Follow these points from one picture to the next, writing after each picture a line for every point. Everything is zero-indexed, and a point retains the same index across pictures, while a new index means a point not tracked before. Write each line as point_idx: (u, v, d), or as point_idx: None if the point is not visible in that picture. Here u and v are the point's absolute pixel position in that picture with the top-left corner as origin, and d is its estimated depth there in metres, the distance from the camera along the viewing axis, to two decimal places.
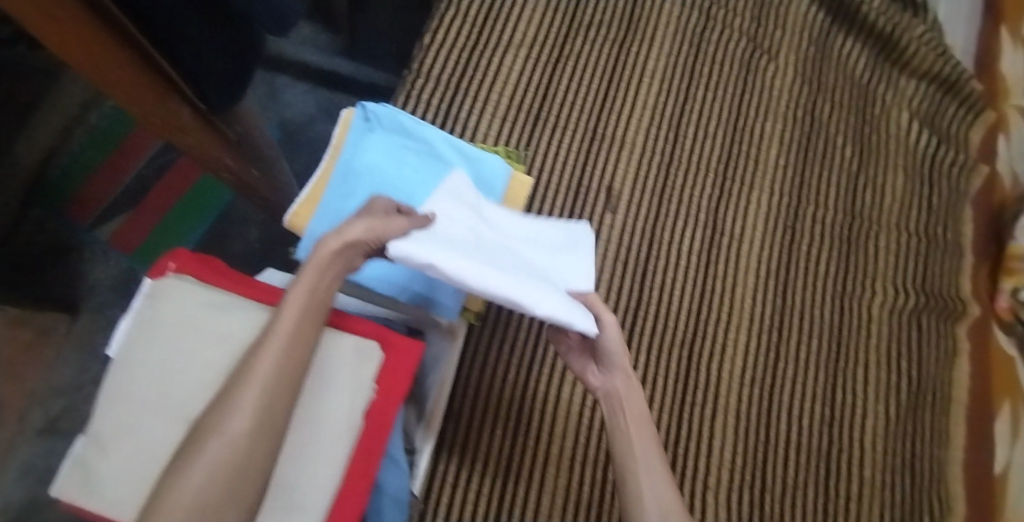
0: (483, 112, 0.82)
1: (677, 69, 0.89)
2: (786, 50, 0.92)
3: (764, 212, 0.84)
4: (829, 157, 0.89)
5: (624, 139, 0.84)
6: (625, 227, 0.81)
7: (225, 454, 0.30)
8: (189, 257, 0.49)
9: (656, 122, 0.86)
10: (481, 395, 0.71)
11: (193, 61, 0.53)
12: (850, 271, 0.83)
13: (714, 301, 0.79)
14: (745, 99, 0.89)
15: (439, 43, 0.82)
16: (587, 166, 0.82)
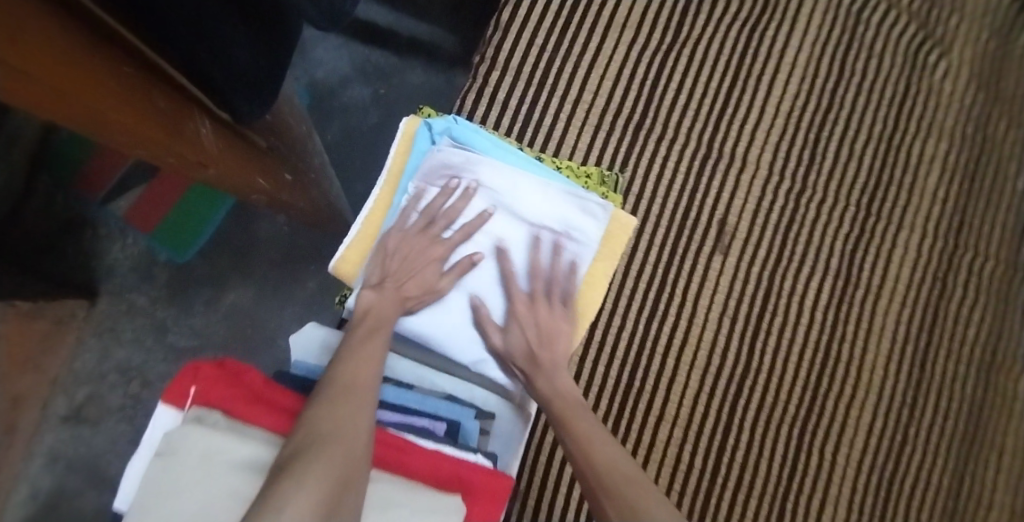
0: (572, 117, 0.67)
1: (820, 63, 0.70)
2: (962, 42, 0.72)
3: (912, 256, 0.68)
4: (997, 189, 0.71)
5: (745, 160, 0.68)
6: (737, 273, 0.66)
7: (339, 451, 0.33)
8: (217, 377, 0.36)
9: (788, 135, 0.69)
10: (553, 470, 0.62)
11: (237, 92, 0.34)
12: (1001, 337, 0.69)
13: (837, 369, 0.66)
14: (905, 104, 0.70)
15: (519, 21, 0.66)
16: (695, 195, 0.67)
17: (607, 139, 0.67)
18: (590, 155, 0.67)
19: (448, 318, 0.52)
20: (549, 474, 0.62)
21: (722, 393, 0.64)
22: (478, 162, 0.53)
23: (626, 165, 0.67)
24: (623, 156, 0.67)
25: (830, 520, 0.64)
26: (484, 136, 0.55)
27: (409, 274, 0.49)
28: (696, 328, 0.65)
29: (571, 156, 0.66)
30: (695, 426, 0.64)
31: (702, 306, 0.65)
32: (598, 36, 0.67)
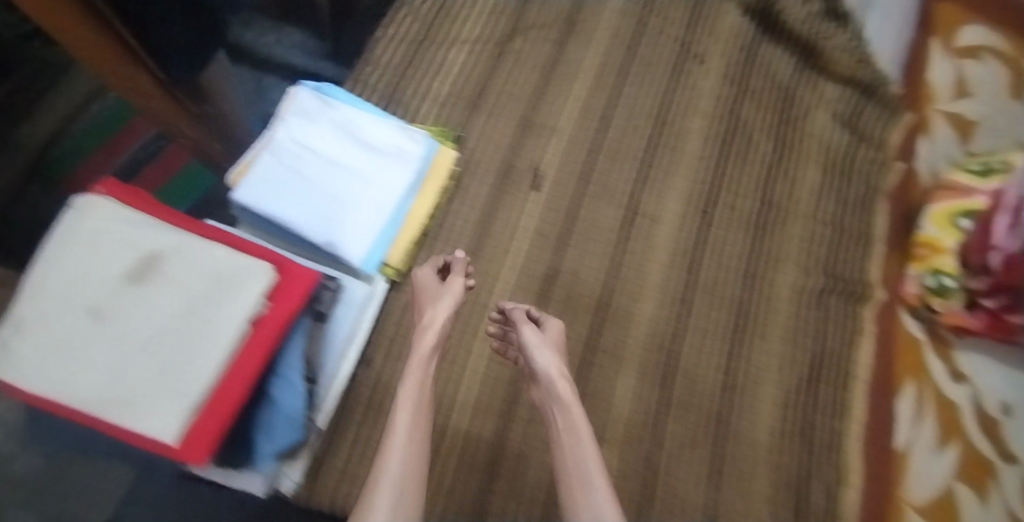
0: (425, 98, 0.90)
1: (607, 67, 0.97)
2: (714, 54, 1.00)
3: (681, 197, 0.92)
4: (747, 150, 0.96)
5: (556, 126, 0.91)
6: (545, 203, 0.87)
7: (395, 484, 0.53)
8: (119, 188, 0.59)
9: (586, 112, 0.93)
10: (396, 349, 0.77)
11: (167, 49, 0.62)
12: (757, 252, 0.89)
13: (624, 274, 0.86)
14: (670, 95, 0.97)
15: (388, 37, 0.92)
16: (517, 150, 0.89)
17: (452, 112, 0.90)
18: (438, 122, 0.89)
19: (310, 210, 0.71)
20: (392, 351, 0.77)
21: (536, 292, 0.83)
22: (332, 107, 0.76)
23: (464, 129, 0.89)
24: (463, 122, 0.89)
25: (621, 389, 0.79)
26: (341, 93, 0.78)
27: (426, 300, 0.69)
28: (514, 242, 0.85)
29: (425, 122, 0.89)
30: None
31: (521, 229, 0.85)
32: (445, 46, 0.94)
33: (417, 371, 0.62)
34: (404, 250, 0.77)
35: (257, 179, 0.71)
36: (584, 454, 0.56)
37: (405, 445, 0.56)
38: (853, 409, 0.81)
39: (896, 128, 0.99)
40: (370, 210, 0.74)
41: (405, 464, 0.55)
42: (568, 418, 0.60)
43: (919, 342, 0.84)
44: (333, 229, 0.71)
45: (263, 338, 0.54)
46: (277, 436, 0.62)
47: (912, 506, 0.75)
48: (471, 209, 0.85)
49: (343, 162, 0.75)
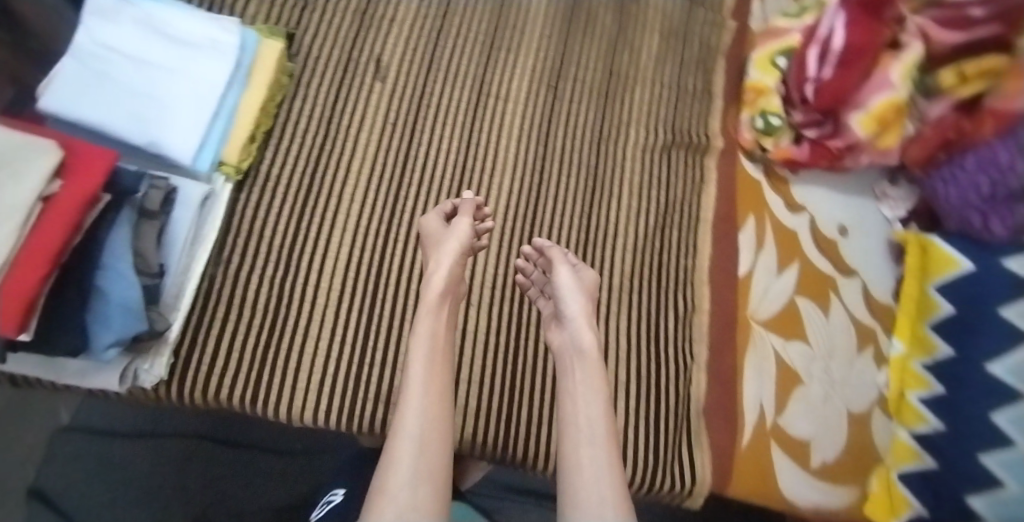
0: (256, 0, 0.89)
1: None
2: None
3: (530, 73, 0.93)
4: (590, 26, 0.99)
5: (394, 18, 0.92)
6: (393, 91, 0.88)
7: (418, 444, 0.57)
8: None
9: (427, 4, 0.94)
10: (251, 244, 0.76)
11: None
12: (607, 118, 0.93)
13: (479, 150, 0.87)
14: None
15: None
16: (355, 42, 0.89)
17: (287, 13, 0.89)
18: (275, 23, 0.88)
19: (124, 107, 0.69)
20: (247, 246, 0.76)
21: (389, 174, 0.83)
22: (139, 9, 0.74)
23: (302, 27, 0.88)
24: (296, 21, 0.89)
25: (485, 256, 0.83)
26: None
27: (432, 245, 0.70)
28: (364, 131, 0.85)
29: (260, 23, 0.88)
30: (367, 198, 0.81)
31: (367, 116, 0.85)
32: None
33: (429, 320, 0.65)
34: (239, 145, 0.76)
35: (63, 82, 0.68)
36: (585, 398, 0.62)
37: (424, 384, 0.61)
38: (701, 247, 0.88)
39: None
40: (192, 104, 0.72)
41: (426, 409, 0.60)
42: (585, 367, 0.65)
43: (757, 181, 0.90)
44: (152, 124, 0.69)
45: (62, 211, 0.54)
46: (114, 325, 0.58)
47: (756, 321, 0.83)
48: (313, 103, 0.84)
49: (159, 62, 0.73)
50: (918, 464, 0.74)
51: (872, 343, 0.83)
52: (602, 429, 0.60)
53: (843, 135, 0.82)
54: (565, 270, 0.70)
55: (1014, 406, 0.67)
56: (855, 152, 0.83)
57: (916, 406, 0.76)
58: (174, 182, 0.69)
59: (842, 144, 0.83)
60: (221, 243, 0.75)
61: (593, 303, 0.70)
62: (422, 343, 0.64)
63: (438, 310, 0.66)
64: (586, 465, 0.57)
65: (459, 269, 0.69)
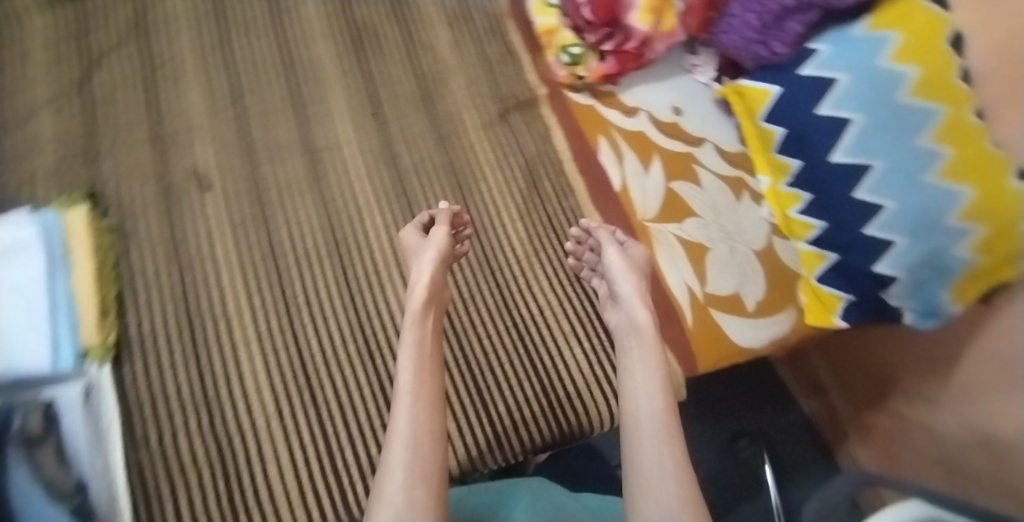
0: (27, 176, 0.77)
1: (207, 40, 0.89)
2: None
3: (350, 114, 0.90)
4: (380, 43, 0.96)
5: (192, 124, 0.84)
6: (229, 196, 0.82)
7: (419, 420, 0.58)
8: None
9: (213, 93, 0.86)
10: (165, 412, 0.70)
11: None
12: (438, 120, 0.93)
13: (341, 208, 0.84)
14: (283, 33, 0.92)
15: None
16: (163, 165, 0.81)
17: (71, 172, 0.78)
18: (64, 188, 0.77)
19: None
20: (160, 418, 0.70)
21: (265, 271, 0.79)
22: None
23: (96, 180, 0.79)
24: (88, 172, 0.79)
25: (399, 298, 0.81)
26: None
27: (411, 262, 0.75)
28: (220, 248, 0.79)
29: (48, 196, 0.77)
30: (257, 304, 0.77)
31: (212, 230, 0.80)
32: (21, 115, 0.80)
33: (415, 330, 0.67)
34: (94, 324, 0.70)
35: None
36: (647, 369, 0.67)
37: (414, 391, 0.61)
38: (575, 185, 0.93)
39: None
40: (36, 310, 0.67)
41: (417, 404, 0.59)
42: (641, 341, 0.70)
43: (591, 105, 0.95)
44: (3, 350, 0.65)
45: None
46: None
47: (649, 220, 0.89)
48: (153, 246, 0.78)
49: None
50: (825, 261, 0.85)
51: (744, 188, 0.93)
52: (661, 394, 0.64)
53: (633, 33, 0.89)
54: (614, 249, 0.77)
55: (869, 178, 0.79)
56: (650, 44, 0.90)
57: (801, 219, 0.86)
58: (47, 395, 0.63)
59: (637, 41, 0.90)
60: (131, 426, 0.69)
61: (643, 279, 0.77)
62: (409, 355, 0.65)
63: (423, 322, 0.68)
64: (644, 437, 0.60)
65: (439, 277, 0.73)
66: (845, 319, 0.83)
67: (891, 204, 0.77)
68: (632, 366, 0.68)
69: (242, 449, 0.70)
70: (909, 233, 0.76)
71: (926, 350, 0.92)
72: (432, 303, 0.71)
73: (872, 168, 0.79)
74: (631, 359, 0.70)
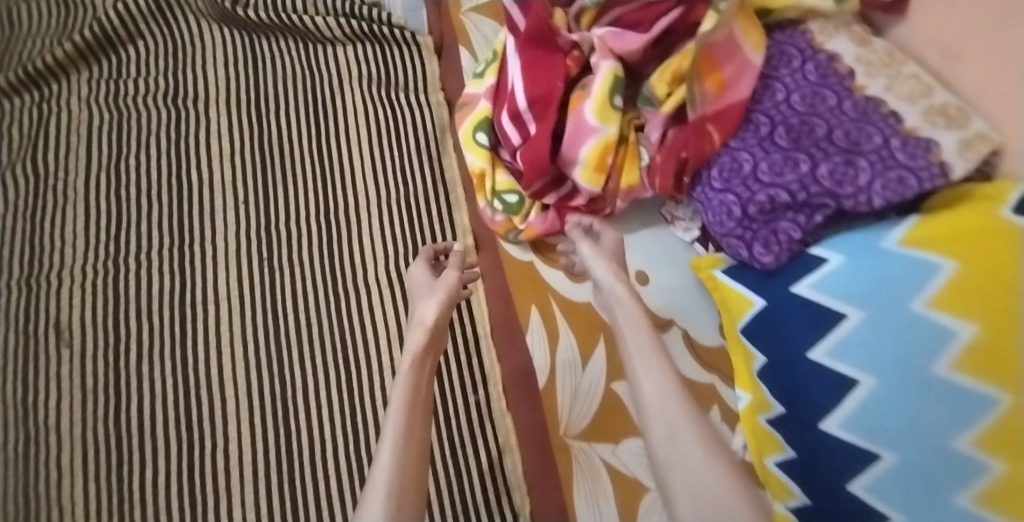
0: None
1: (99, 158, 0.80)
2: (210, 82, 0.84)
3: (235, 258, 0.78)
4: (287, 169, 0.82)
5: (66, 265, 0.76)
6: (85, 354, 0.73)
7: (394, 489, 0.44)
8: None
9: (95, 226, 0.78)
10: None
11: None
12: (336, 270, 0.78)
13: (201, 378, 0.73)
14: (181, 153, 0.81)
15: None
16: (27, 314, 0.73)
17: None
18: None
19: None
20: None
21: (108, 452, 0.69)
22: None
23: None
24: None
25: (239, 502, 0.67)
26: None
27: (414, 290, 0.62)
28: (61, 417, 0.70)
29: None
30: (97, 486, 0.67)
31: (64, 395, 0.71)
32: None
33: (412, 363, 0.54)
34: None
35: None
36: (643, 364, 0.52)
37: (404, 439, 0.47)
38: (491, 369, 0.75)
39: (430, 58, 0.88)
40: None
41: (404, 447, 0.46)
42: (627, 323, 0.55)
43: (532, 263, 0.76)
44: None
45: None
46: None
47: (572, 437, 0.65)
48: (4, 410, 0.69)
49: None
50: None
51: (715, 401, 0.69)
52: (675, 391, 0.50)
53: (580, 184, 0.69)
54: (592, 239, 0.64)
55: (870, 472, 0.52)
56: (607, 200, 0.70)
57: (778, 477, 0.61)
58: None
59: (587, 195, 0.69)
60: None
61: (623, 262, 0.62)
62: (402, 389, 0.52)
63: (421, 363, 0.54)
64: (691, 497, 0.43)
65: (447, 313, 0.59)
66: None
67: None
68: (645, 375, 0.51)
69: None
70: None
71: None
72: (438, 337, 0.57)
73: (879, 459, 0.52)
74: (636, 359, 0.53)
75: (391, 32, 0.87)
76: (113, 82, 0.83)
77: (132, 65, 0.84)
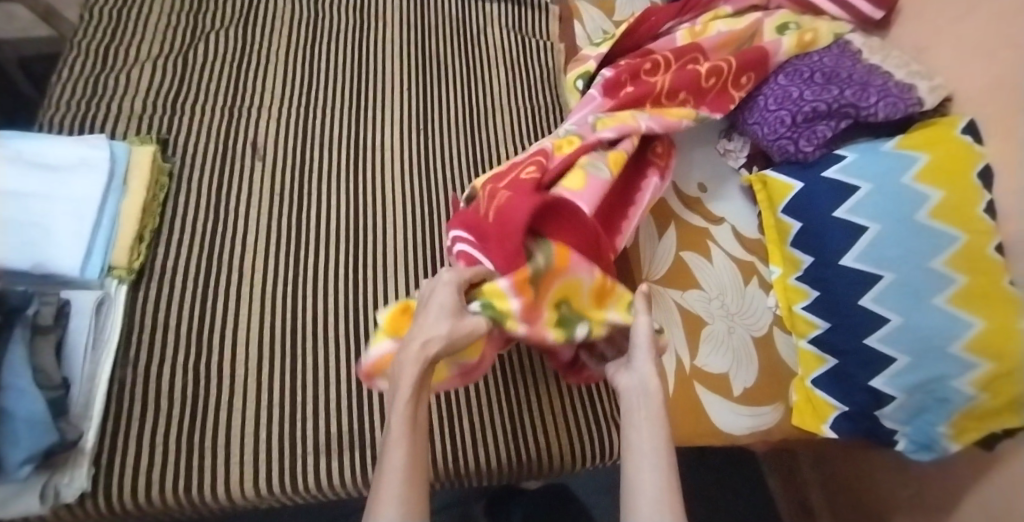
0: (118, 117, 0.88)
1: (296, 40, 1.01)
2: (388, 7, 1.09)
3: (396, 126, 0.99)
4: (441, 74, 1.05)
5: (263, 104, 0.95)
6: (273, 170, 0.91)
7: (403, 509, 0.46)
8: None
9: (289, 85, 0.97)
10: (163, 336, 0.77)
11: None
12: (473, 146, 1.00)
13: (364, 202, 0.92)
14: (361, 49, 1.04)
15: (63, 78, 0.90)
16: (229, 135, 0.91)
17: (154, 119, 0.89)
18: (146, 130, 0.88)
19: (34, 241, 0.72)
20: (156, 341, 0.77)
21: (278, 245, 0.86)
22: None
23: (172, 132, 0.89)
24: (166, 126, 0.89)
25: (393, 286, 0.85)
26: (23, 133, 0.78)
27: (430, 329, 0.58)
28: (252, 210, 0.88)
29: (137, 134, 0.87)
30: (268, 263, 0.85)
31: (255, 197, 0.89)
32: (125, 70, 0.92)
33: (409, 402, 0.52)
34: (126, 248, 0.77)
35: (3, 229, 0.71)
36: (645, 411, 0.55)
37: (409, 453, 0.49)
38: None
39: (551, 21, 1.15)
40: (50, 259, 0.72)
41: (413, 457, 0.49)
42: (645, 398, 0.57)
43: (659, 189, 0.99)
44: (42, 253, 0.72)
45: None
46: (23, 440, 0.60)
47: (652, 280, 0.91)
48: (197, 198, 0.86)
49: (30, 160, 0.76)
50: (824, 365, 0.82)
51: (754, 274, 0.93)
52: (663, 443, 0.53)
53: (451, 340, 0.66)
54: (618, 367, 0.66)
55: (875, 288, 0.77)
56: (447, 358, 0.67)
57: (804, 315, 0.84)
58: (65, 296, 0.72)
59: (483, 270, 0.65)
60: (125, 346, 0.76)
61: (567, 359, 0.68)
62: (401, 436, 0.50)
63: (420, 390, 0.53)
64: (642, 491, 0.50)
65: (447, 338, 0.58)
66: (834, 429, 0.79)
67: (896, 319, 0.75)
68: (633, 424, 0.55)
69: (212, 392, 0.75)
70: (909, 352, 0.74)
71: (925, 487, 0.86)
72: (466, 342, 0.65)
73: (881, 278, 0.77)
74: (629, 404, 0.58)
75: None
76: None
77: None
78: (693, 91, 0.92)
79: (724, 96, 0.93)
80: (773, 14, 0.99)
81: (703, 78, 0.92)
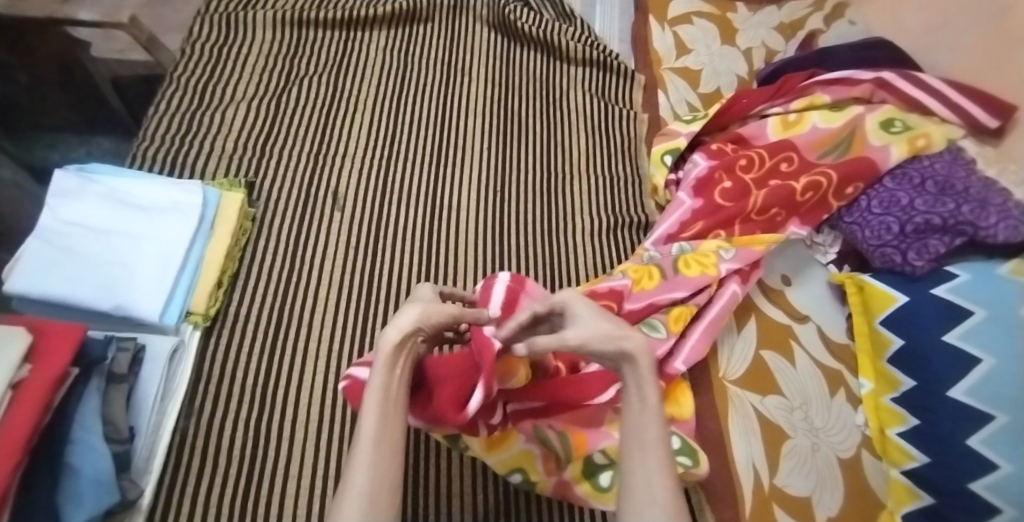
0: (207, 156, 0.89)
1: (384, 95, 1.03)
2: (476, 65, 1.10)
3: (474, 184, 0.97)
4: (521, 135, 1.04)
5: (346, 154, 0.95)
6: (353, 220, 0.90)
7: (367, 489, 0.48)
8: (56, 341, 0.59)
9: (373, 138, 0.98)
10: (228, 386, 0.75)
11: None
12: (552, 211, 0.96)
13: (439, 260, 0.89)
14: (446, 106, 1.05)
15: (161, 112, 0.91)
16: (312, 183, 0.91)
17: (240, 162, 0.90)
18: (232, 172, 0.89)
19: (111, 283, 0.71)
20: (222, 391, 0.75)
21: (351, 302, 0.84)
22: (92, 181, 0.77)
23: (257, 175, 0.90)
24: (254, 170, 0.90)
25: None
26: (123, 173, 0.80)
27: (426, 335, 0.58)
28: (328, 259, 0.87)
29: (223, 176, 0.88)
30: (337, 321, 0.82)
31: (331, 246, 0.88)
32: (220, 108, 0.94)
33: (384, 370, 0.53)
34: (205, 294, 0.76)
35: (87, 269, 0.71)
36: (639, 400, 0.56)
37: (378, 440, 0.50)
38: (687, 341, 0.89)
39: (637, 89, 1.13)
40: (127, 302, 0.70)
41: (380, 445, 0.50)
42: (640, 387, 0.56)
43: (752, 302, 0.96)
44: (121, 294, 0.70)
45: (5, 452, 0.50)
46: (84, 502, 0.56)
47: (730, 381, 0.88)
48: (275, 245, 0.86)
49: (127, 201, 0.77)
50: (917, 501, 0.73)
51: (841, 385, 0.87)
52: (658, 448, 0.53)
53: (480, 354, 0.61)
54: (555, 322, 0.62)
55: (986, 428, 0.70)
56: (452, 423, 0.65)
57: (898, 443, 0.77)
58: (141, 341, 0.70)
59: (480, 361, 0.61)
60: (190, 395, 0.74)
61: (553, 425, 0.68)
62: (373, 410, 0.51)
63: (391, 368, 0.53)
64: (637, 485, 0.52)
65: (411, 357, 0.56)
66: None
67: (1007, 466, 0.67)
68: (636, 410, 0.55)
69: (273, 451, 0.72)
70: (1019, 505, 0.65)
71: None
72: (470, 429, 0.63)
73: (994, 419, 0.69)
74: (630, 376, 0.57)
75: (616, 63, 1.13)
76: (403, 48, 1.10)
77: (419, 40, 1.12)
78: (786, 206, 0.89)
79: (820, 207, 0.90)
80: (875, 109, 0.96)
81: (799, 193, 0.89)
